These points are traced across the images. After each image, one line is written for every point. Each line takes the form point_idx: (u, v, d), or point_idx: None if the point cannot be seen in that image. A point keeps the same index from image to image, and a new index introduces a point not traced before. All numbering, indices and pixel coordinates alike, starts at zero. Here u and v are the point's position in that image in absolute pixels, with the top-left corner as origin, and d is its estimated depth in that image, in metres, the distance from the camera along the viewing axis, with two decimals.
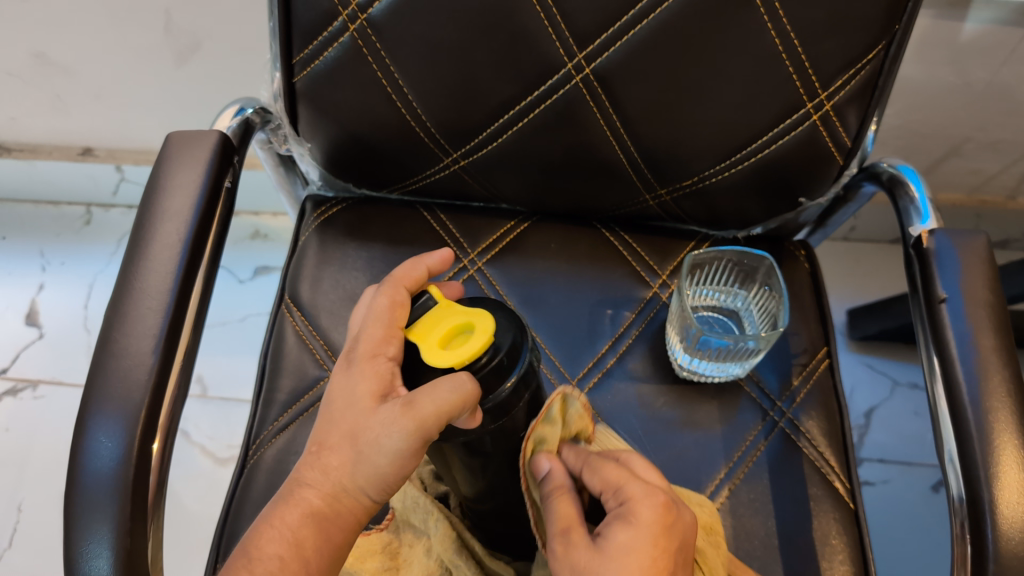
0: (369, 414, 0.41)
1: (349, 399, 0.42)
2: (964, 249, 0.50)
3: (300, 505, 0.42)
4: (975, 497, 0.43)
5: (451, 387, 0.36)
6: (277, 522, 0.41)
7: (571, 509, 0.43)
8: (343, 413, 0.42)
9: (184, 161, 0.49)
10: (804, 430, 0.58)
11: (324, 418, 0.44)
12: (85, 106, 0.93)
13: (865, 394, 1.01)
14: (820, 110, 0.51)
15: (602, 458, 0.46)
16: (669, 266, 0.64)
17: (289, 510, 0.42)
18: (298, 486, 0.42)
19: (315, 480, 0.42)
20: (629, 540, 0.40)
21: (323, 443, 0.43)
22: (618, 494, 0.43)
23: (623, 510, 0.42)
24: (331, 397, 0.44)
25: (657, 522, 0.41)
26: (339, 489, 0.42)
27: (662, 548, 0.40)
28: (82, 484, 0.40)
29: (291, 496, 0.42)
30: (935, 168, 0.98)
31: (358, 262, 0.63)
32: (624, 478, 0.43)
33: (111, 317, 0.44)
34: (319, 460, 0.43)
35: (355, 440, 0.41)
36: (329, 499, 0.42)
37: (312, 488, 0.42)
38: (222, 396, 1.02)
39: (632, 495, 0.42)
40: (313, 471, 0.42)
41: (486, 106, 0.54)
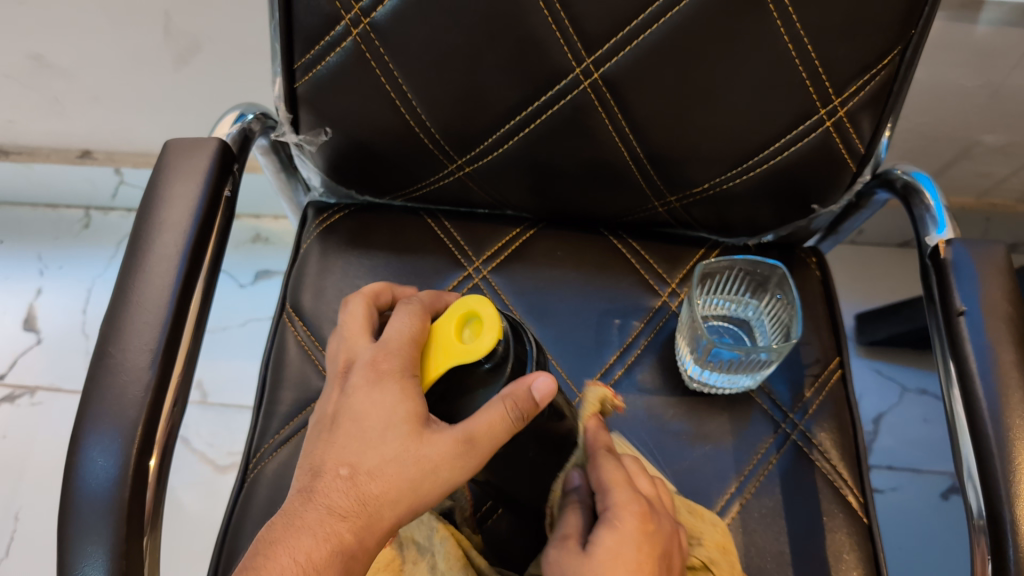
0: (418, 441, 0.39)
1: (392, 422, 0.40)
2: (982, 259, 0.49)
3: (331, 538, 0.39)
4: (996, 516, 0.41)
5: (508, 406, 0.38)
6: (303, 557, 0.38)
7: (578, 521, 0.43)
8: (383, 437, 0.40)
9: (182, 170, 0.47)
10: (817, 442, 0.56)
11: (349, 440, 0.41)
12: (83, 108, 0.92)
13: (874, 399, 1.00)
14: (834, 115, 0.50)
15: (609, 447, 0.44)
16: (679, 274, 0.63)
17: (316, 542, 0.38)
18: (322, 516, 0.39)
19: (345, 511, 0.40)
20: (615, 546, 0.39)
21: (353, 468, 0.41)
22: (604, 500, 0.42)
23: (607, 515, 0.41)
24: (358, 416, 0.41)
25: (639, 528, 0.40)
26: (372, 520, 0.39)
27: (646, 554, 0.39)
28: (77, 503, 0.39)
29: (313, 526, 0.39)
30: (945, 171, 0.96)
31: (361, 271, 0.62)
32: (615, 481, 0.42)
33: (108, 330, 0.43)
34: (349, 488, 0.40)
35: (396, 468, 0.40)
36: (361, 532, 0.39)
37: (342, 520, 0.39)
38: (222, 401, 1.01)
39: (615, 500, 0.41)
40: (343, 500, 0.40)
41: (492, 111, 0.53)
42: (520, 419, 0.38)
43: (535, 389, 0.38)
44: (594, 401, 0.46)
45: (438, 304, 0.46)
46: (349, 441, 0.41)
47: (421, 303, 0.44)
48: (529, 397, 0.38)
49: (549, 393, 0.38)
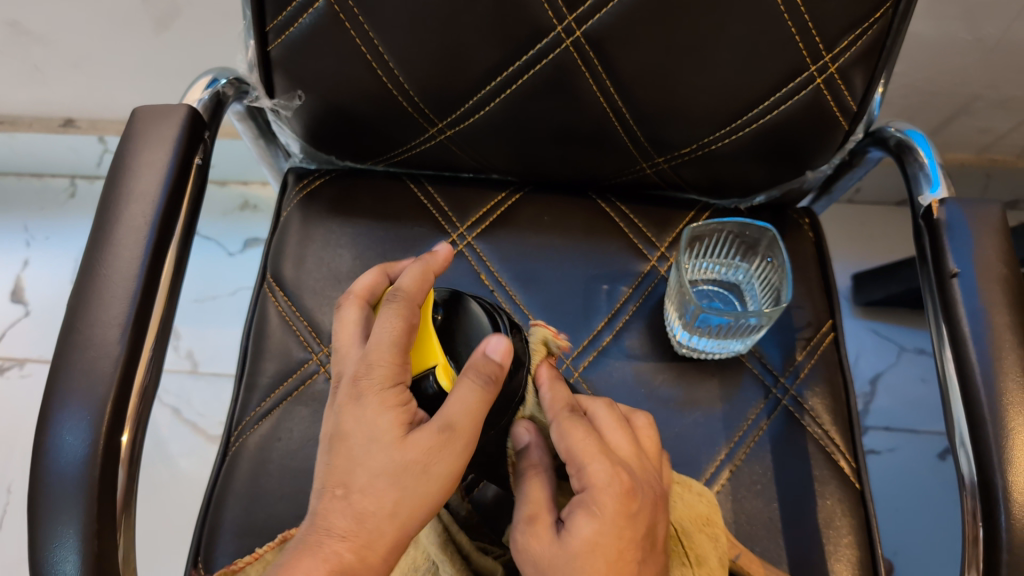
0: (402, 448, 0.38)
1: (375, 435, 0.38)
2: (976, 219, 0.47)
3: (330, 559, 0.36)
4: (987, 482, 0.41)
5: (471, 380, 0.38)
6: None
7: (542, 488, 0.41)
8: (369, 452, 0.38)
9: (150, 138, 0.46)
10: (809, 407, 0.55)
11: (340, 458, 0.39)
12: (63, 75, 0.90)
13: (870, 359, 0.99)
14: (825, 72, 0.48)
15: (571, 415, 0.42)
16: (668, 238, 0.62)
17: (316, 564, 0.36)
18: (322, 537, 0.37)
19: (344, 531, 0.37)
20: (593, 534, 0.38)
21: (347, 487, 0.38)
22: (579, 478, 0.40)
23: (584, 498, 0.39)
24: (344, 435, 0.39)
25: (620, 510, 0.38)
26: (373, 538, 0.37)
27: (626, 539, 0.38)
28: (46, 483, 0.38)
29: (314, 549, 0.37)
30: (944, 127, 0.94)
31: (343, 239, 0.60)
32: (586, 454, 0.40)
33: (76, 305, 0.42)
34: (346, 508, 0.38)
35: (388, 481, 0.38)
36: (363, 551, 0.37)
37: (342, 540, 0.37)
38: (213, 370, 1.00)
39: (592, 480, 0.39)
40: (342, 520, 0.37)
41: (472, 72, 0.51)
42: (489, 383, 0.38)
43: (491, 352, 0.39)
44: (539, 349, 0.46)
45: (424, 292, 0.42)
46: (342, 460, 0.39)
47: (404, 301, 0.40)
48: (488, 361, 0.39)
49: (507, 350, 0.39)
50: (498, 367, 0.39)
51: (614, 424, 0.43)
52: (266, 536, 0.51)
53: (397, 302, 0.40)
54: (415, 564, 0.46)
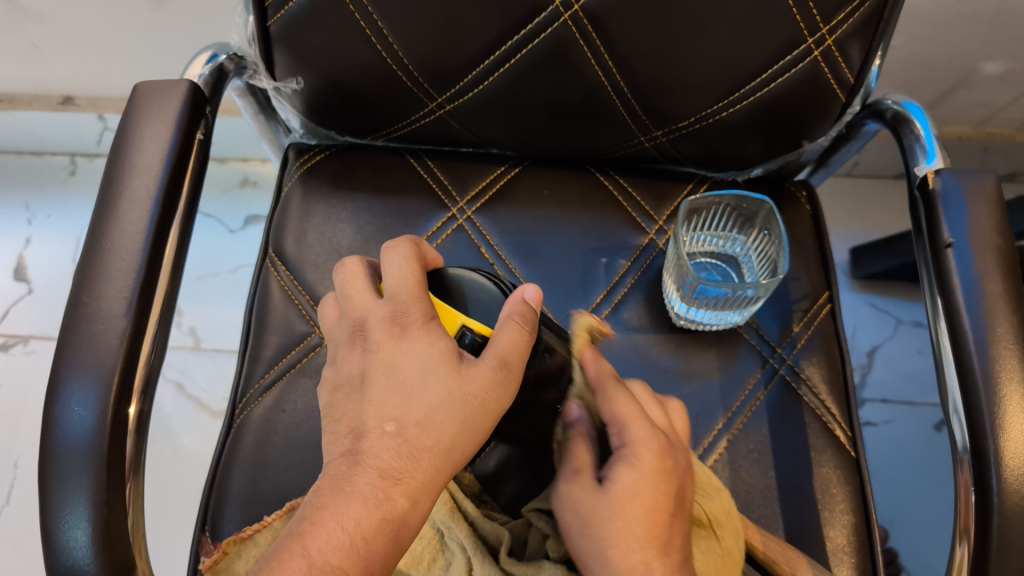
0: (459, 379, 0.38)
1: (430, 368, 0.38)
2: (972, 189, 0.48)
3: (383, 505, 0.36)
4: (980, 447, 0.42)
5: (519, 321, 0.40)
6: (349, 524, 0.36)
7: (587, 452, 0.43)
8: (423, 385, 0.38)
9: (153, 113, 0.46)
10: (805, 377, 0.56)
11: (387, 393, 0.39)
12: (62, 52, 0.90)
13: (868, 333, 1.00)
14: (822, 44, 0.48)
15: (616, 383, 0.44)
16: (666, 211, 0.62)
17: (367, 509, 0.36)
18: (372, 480, 0.37)
19: (396, 473, 0.37)
20: (634, 484, 0.39)
21: (399, 423, 0.38)
22: (621, 436, 0.42)
23: (625, 452, 0.41)
24: (392, 370, 0.39)
25: (658, 466, 0.40)
26: (425, 480, 0.37)
27: (663, 493, 0.40)
28: (56, 453, 0.39)
29: (364, 491, 0.37)
30: (942, 100, 0.94)
31: (343, 214, 0.61)
32: (628, 417, 0.42)
33: (81, 279, 0.42)
34: (399, 445, 0.37)
35: (446, 416, 0.38)
36: (415, 494, 0.37)
37: (394, 483, 0.37)
38: (216, 347, 1.01)
39: (633, 437, 0.41)
40: (393, 461, 0.37)
41: (471, 46, 0.52)
42: (532, 329, 0.40)
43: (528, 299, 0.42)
44: (582, 332, 0.47)
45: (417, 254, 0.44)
46: (388, 395, 0.39)
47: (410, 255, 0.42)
48: (529, 310, 0.41)
49: (538, 300, 0.43)
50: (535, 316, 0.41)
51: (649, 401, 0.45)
52: (271, 506, 0.52)
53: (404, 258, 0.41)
54: (419, 533, 0.48)
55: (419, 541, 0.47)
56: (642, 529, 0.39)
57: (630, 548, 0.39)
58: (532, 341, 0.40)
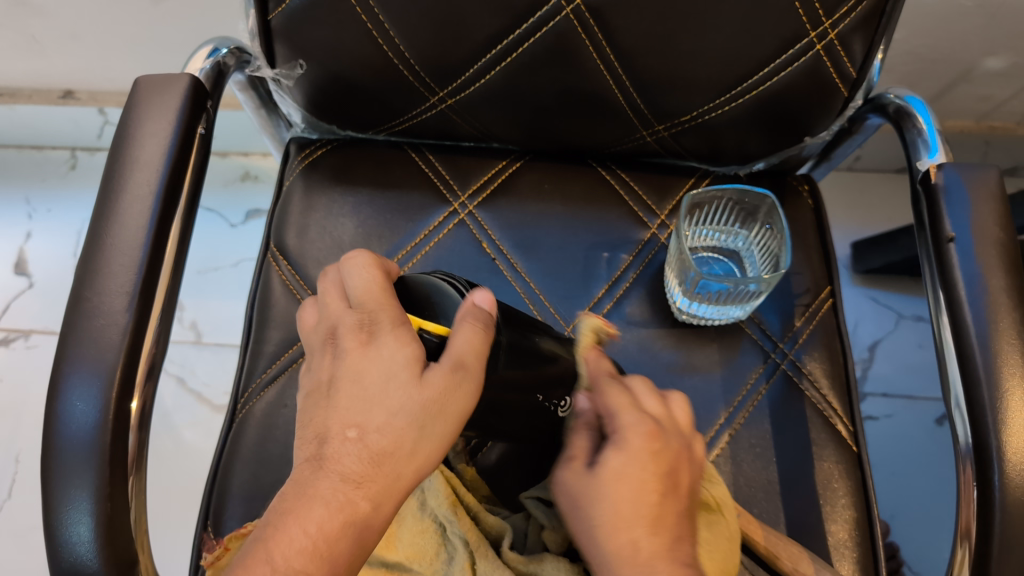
0: (422, 388, 0.36)
1: (393, 374, 0.37)
2: (974, 184, 0.48)
3: (346, 509, 0.36)
4: (982, 443, 0.42)
5: (473, 320, 0.38)
6: (312, 529, 0.35)
7: (585, 439, 0.42)
8: (385, 390, 0.37)
9: (154, 108, 0.46)
10: (807, 372, 0.56)
11: (351, 399, 0.38)
12: (62, 46, 0.90)
13: (869, 327, 1.00)
14: (824, 38, 0.48)
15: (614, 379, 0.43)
16: (668, 205, 0.62)
17: (328, 513, 0.35)
18: (334, 484, 0.36)
19: (358, 476, 0.36)
20: (622, 466, 0.39)
21: (361, 429, 0.37)
22: (613, 423, 0.41)
23: (615, 438, 0.40)
24: (357, 376, 0.38)
25: (647, 449, 0.39)
26: (388, 484, 0.36)
27: (653, 474, 0.39)
28: (57, 448, 0.39)
29: (325, 495, 0.36)
30: (944, 94, 0.94)
31: (344, 208, 0.61)
32: (620, 403, 0.41)
33: (83, 274, 0.42)
34: (361, 450, 0.37)
35: (409, 422, 0.37)
36: (377, 497, 0.36)
37: (356, 487, 0.36)
38: (217, 341, 1.01)
39: (623, 423, 0.40)
40: (355, 465, 0.36)
41: (473, 40, 0.51)
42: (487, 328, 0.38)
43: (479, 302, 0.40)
44: (589, 335, 0.47)
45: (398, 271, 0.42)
46: (352, 401, 0.38)
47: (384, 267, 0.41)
48: (482, 311, 0.39)
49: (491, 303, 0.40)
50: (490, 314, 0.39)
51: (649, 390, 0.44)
52: None
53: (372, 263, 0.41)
54: (421, 526, 0.47)
55: (421, 535, 0.47)
56: (631, 508, 0.38)
57: (618, 529, 0.38)
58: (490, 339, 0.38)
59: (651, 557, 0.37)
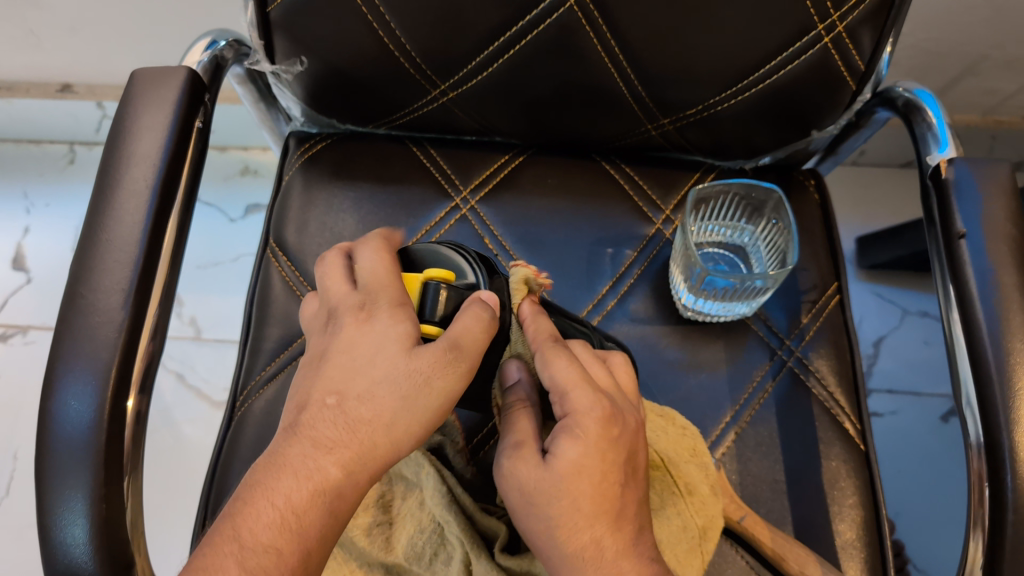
0: (411, 358, 0.36)
1: (380, 347, 0.37)
2: (985, 179, 0.47)
3: (315, 477, 0.35)
4: (994, 442, 0.41)
5: (481, 308, 0.38)
6: (280, 500, 0.34)
7: (528, 422, 0.40)
8: (372, 361, 0.37)
9: (150, 101, 0.45)
10: (814, 369, 0.55)
11: (338, 367, 0.38)
12: (59, 39, 0.89)
13: (874, 323, 0.99)
14: (832, 31, 0.47)
15: (556, 346, 0.40)
16: (673, 200, 0.61)
17: (297, 483, 0.35)
18: (306, 452, 0.35)
19: (331, 443, 0.36)
20: (579, 458, 0.37)
21: (341, 397, 0.37)
22: (563, 405, 0.39)
23: (567, 424, 0.38)
24: (348, 346, 0.38)
25: (602, 435, 0.38)
26: (361, 453, 0.35)
27: (610, 463, 0.38)
28: (51, 447, 0.38)
29: (296, 465, 0.35)
30: (951, 88, 0.93)
31: (344, 204, 0.60)
32: (573, 383, 0.39)
33: (78, 270, 0.41)
34: (338, 416, 0.36)
35: (389, 390, 0.36)
36: (349, 466, 0.35)
37: (329, 454, 0.35)
38: (216, 337, 1.00)
39: (574, 406, 0.38)
40: (330, 432, 0.36)
41: (475, 33, 0.50)
42: (492, 315, 0.38)
43: (485, 298, 0.39)
44: (521, 285, 0.43)
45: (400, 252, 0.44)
46: (339, 370, 0.37)
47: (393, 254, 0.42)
48: (484, 301, 0.39)
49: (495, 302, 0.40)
50: (491, 306, 0.39)
51: (591, 358, 0.42)
52: None
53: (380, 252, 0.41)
54: (421, 526, 0.47)
55: (420, 535, 0.46)
56: (589, 505, 0.37)
57: (577, 528, 0.37)
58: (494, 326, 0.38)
59: (616, 556, 0.37)
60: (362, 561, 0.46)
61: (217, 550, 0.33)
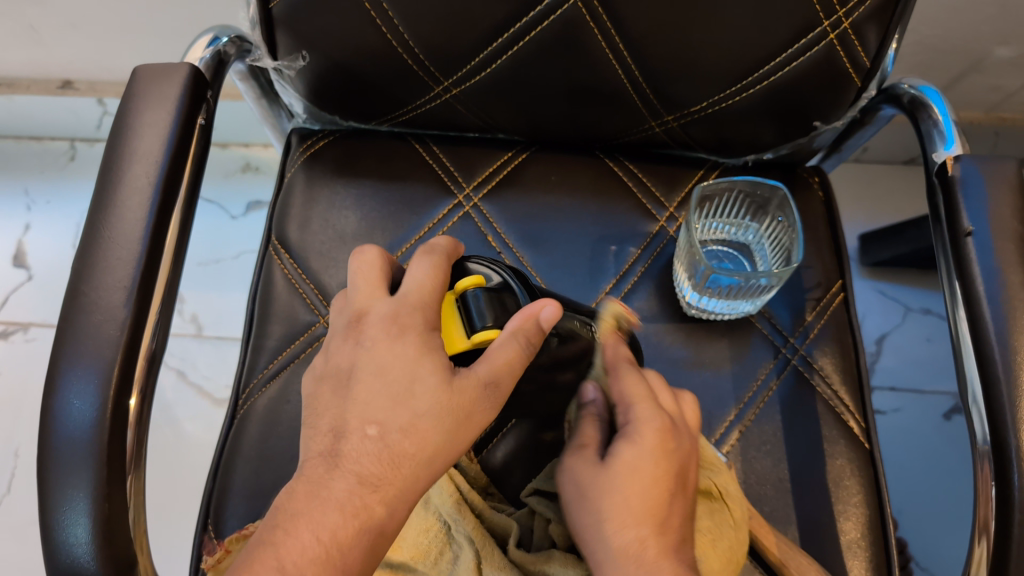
0: (448, 392, 0.37)
1: (418, 377, 0.38)
2: (992, 176, 0.47)
3: (361, 514, 0.36)
4: (1001, 441, 0.41)
5: (521, 342, 0.38)
6: (326, 535, 0.35)
7: (596, 431, 0.43)
8: (411, 391, 0.37)
9: (152, 98, 0.45)
10: (818, 367, 0.55)
11: (371, 392, 0.38)
12: (60, 35, 0.89)
13: (876, 320, 0.99)
14: (838, 28, 0.47)
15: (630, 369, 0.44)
16: (677, 198, 0.61)
17: (343, 519, 0.35)
18: (350, 488, 0.36)
19: (376, 479, 0.36)
20: (635, 459, 0.40)
21: (382, 428, 0.37)
22: (626, 415, 0.42)
23: (628, 430, 0.41)
24: (380, 370, 0.38)
25: (659, 444, 0.40)
26: (403, 489, 0.37)
27: (664, 470, 0.40)
28: (54, 446, 0.38)
29: (341, 500, 0.36)
30: (954, 85, 0.93)
31: (347, 201, 0.60)
32: (637, 397, 0.42)
33: (80, 269, 0.41)
34: (380, 450, 0.37)
35: (434, 424, 0.37)
36: (392, 503, 0.36)
37: (373, 491, 0.36)
38: (217, 334, 1.00)
39: (637, 415, 0.41)
40: (373, 466, 0.37)
41: (478, 29, 0.50)
42: (532, 349, 0.38)
43: (543, 319, 0.39)
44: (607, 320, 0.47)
45: (458, 256, 0.44)
46: (373, 396, 0.38)
47: (442, 250, 0.43)
48: (538, 326, 0.39)
49: (555, 315, 0.39)
50: (541, 332, 0.39)
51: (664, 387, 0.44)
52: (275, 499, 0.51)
53: (428, 262, 0.41)
54: (426, 526, 0.46)
55: (426, 535, 0.46)
56: (640, 504, 0.39)
57: (625, 526, 0.38)
58: (527, 365, 0.38)
59: (657, 556, 0.37)
60: None
61: None
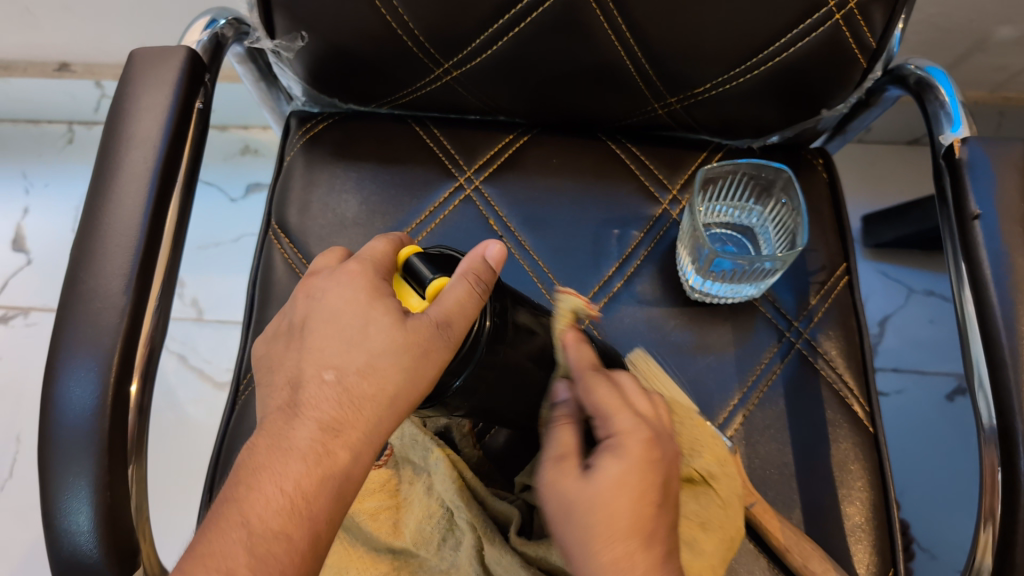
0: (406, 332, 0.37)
1: (373, 320, 0.38)
2: (1000, 159, 0.46)
3: (323, 462, 0.37)
4: (1007, 427, 0.40)
5: (472, 281, 0.37)
6: (289, 485, 0.36)
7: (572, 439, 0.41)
8: (366, 332, 0.38)
9: (150, 82, 0.45)
10: (823, 351, 0.55)
11: (329, 339, 0.39)
12: (55, 17, 0.88)
13: (880, 302, 0.98)
14: (844, 8, 0.46)
15: (599, 375, 0.41)
16: (680, 180, 0.60)
17: (305, 467, 0.37)
18: (310, 438, 0.37)
19: (335, 426, 0.38)
20: (620, 474, 0.38)
21: (340, 372, 0.39)
22: (605, 427, 0.40)
23: (611, 443, 0.39)
24: (334, 316, 0.40)
25: (646, 455, 0.39)
26: (367, 430, 0.38)
27: (649, 483, 0.38)
28: (54, 435, 0.38)
29: (303, 449, 0.37)
30: (959, 64, 0.92)
31: (347, 184, 0.59)
32: (614, 408, 0.40)
33: (79, 256, 0.41)
34: (339, 394, 0.38)
35: (390, 362, 0.37)
36: (356, 447, 0.38)
37: (334, 437, 0.37)
38: (218, 317, 1.00)
39: (619, 427, 0.39)
40: (330, 410, 0.38)
41: (479, 9, 0.49)
42: (484, 290, 0.37)
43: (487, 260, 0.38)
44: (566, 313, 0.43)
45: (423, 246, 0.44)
46: (328, 342, 0.39)
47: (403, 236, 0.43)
48: (484, 267, 0.38)
49: (498, 260, 0.39)
50: (489, 275, 0.38)
51: (637, 390, 0.42)
52: None
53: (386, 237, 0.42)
54: (429, 512, 0.47)
55: (429, 521, 0.46)
56: (628, 518, 0.37)
57: (613, 538, 0.37)
58: (480, 307, 0.36)
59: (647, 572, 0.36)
60: (370, 547, 0.47)
61: (227, 532, 0.36)
